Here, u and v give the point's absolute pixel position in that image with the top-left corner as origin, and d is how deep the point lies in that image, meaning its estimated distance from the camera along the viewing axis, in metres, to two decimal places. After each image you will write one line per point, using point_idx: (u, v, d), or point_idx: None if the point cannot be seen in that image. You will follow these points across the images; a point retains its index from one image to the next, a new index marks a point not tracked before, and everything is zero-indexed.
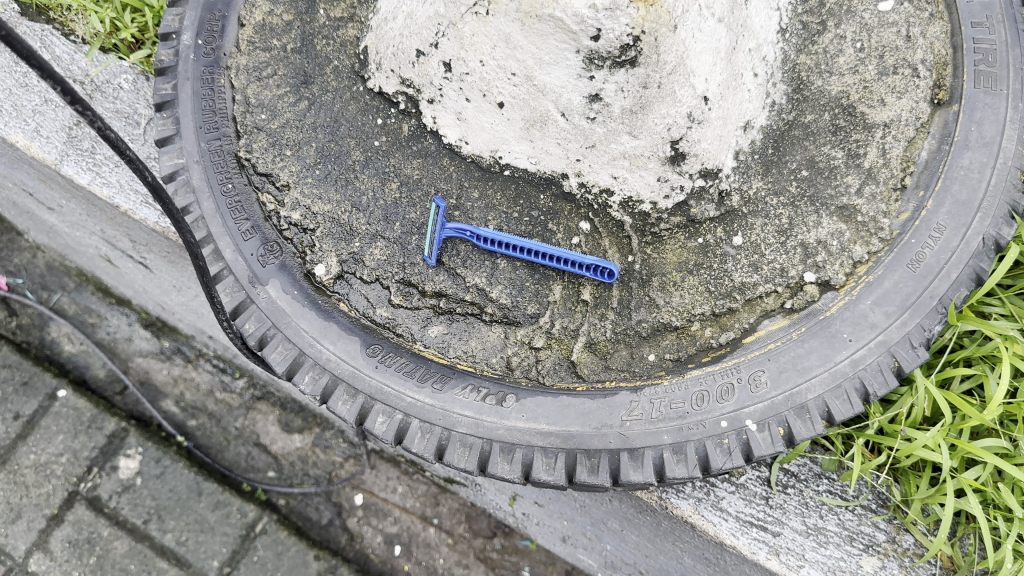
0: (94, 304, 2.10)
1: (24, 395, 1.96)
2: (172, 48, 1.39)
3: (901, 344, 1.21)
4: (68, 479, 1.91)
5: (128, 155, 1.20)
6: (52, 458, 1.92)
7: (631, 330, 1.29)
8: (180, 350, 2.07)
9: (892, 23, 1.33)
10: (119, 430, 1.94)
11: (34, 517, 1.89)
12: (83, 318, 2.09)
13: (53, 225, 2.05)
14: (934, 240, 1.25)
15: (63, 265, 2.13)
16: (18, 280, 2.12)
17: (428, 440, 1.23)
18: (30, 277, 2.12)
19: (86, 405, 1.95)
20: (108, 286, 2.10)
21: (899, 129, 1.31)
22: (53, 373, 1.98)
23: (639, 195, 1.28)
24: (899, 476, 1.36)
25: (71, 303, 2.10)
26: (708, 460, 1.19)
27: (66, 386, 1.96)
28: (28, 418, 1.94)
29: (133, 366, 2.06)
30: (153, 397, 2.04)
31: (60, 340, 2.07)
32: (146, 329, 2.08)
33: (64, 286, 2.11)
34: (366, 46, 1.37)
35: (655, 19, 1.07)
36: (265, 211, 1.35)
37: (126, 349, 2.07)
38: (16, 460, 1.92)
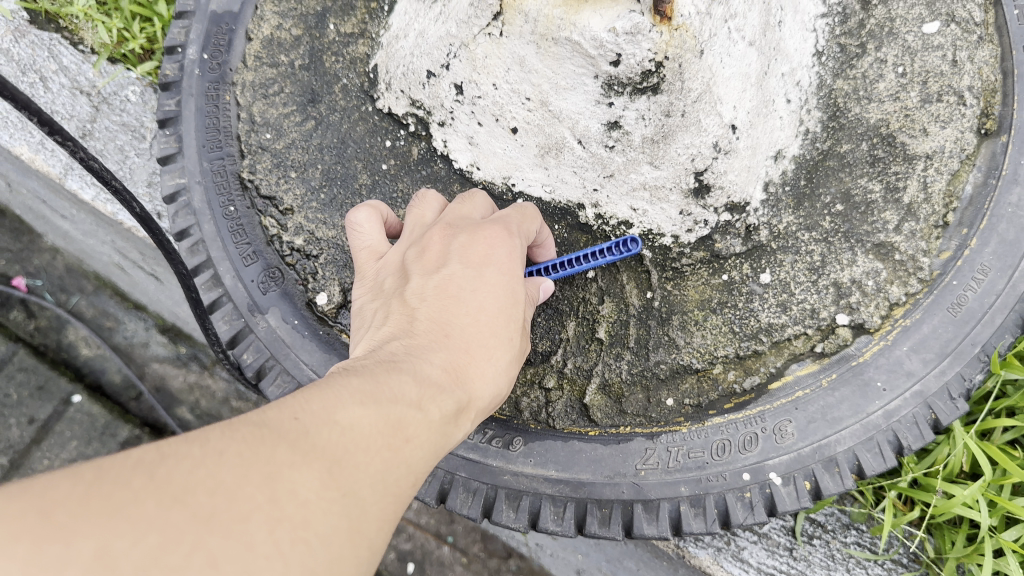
0: (112, 308, 1.96)
1: (38, 399, 1.90)
2: (177, 62, 1.33)
3: (939, 395, 1.12)
4: None
5: (114, 185, 1.32)
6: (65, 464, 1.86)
7: (648, 372, 1.21)
8: (197, 357, 1.93)
9: (937, 46, 1.23)
10: (133, 438, 1.88)
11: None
12: (100, 322, 1.95)
13: (69, 232, 1.94)
14: (977, 283, 1.16)
15: (82, 268, 1.96)
16: (37, 282, 1.96)
17: (429, 484, 1.18)
18: (49, 279, 1.96)
19: (99, 411, 1.90)
20: (126, 290, 1.95)
21: (943, 161, 1.20)
22: (68, 377, 1.92)
23: (660, 228, 1.22)
24: (933, 530, 1.26)
25: (88, 306, 1.96)
26: (729, 515, 1.11)
27: (81, 392, 1.91)
28: (43, 423, 1.88)
29: (149, 371, 1.94)
30: (167, 404, 1.93)
31: (77, 343, 1.95)
32: (164, 334, 1.95)
33: (82, 288, 1.96)
34: (375, 65, 1.33)
35: (679, 44, 0.99)
36: (267, 235, 1.29)
37: (142, 354, 1.95)
38: (30, 465, 1.86)
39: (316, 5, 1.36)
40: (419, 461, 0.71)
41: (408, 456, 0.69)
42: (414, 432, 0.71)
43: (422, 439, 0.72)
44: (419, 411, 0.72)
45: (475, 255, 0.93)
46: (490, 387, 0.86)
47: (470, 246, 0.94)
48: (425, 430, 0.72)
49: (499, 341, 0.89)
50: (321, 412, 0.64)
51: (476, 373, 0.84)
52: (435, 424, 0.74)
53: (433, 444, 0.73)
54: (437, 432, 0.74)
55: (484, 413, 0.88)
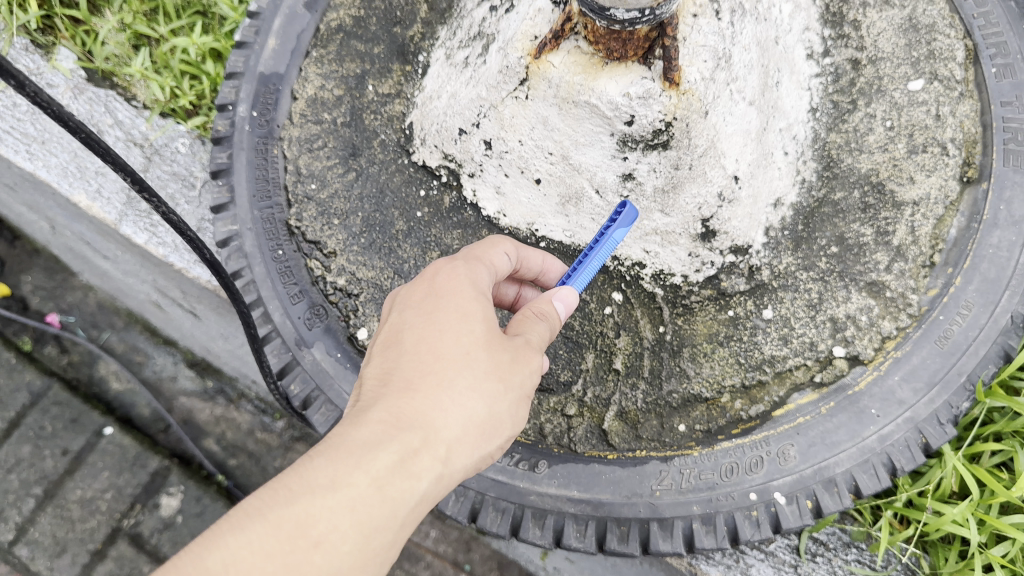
0: (141, 343, 2.13)
1: (71, 431, 1.97)
2: (228, 118, 1.47)
3: (929, 420, 1.24)
4: (112, 515, 1.91)
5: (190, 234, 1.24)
6: (97, 493, 1.92)
7: (662, 401, 1.31)
8: (223, 390, 2.09)
9: (922, 102, 1.36)
10: (162, 469, 1.93)
11: (79, 552, 1.89)
12: (130, 356, 2.12)
13: (107, 271, 2.08)
14: (962, 317, 1.27)
15: (113, 305, 2.16)
16: (70, 318, 2.15)
17: (462, 503, 1.29)
18: (82, 315, 2.16)
19: (131, 441, 1.95)
20: (156, 326, 2.13)
21: (928, 207, 1.33)
22: (100, 411, 1.99)
23: (671, 268, 1.33)
24: (928, 548, 1.37)
25: (118, 341, 2.14)
26: (737, 531, 1.22)
27: (113, 423, 1.97)
28: (76, 454, 1.95)
29: (177, 405, 2.07)
30: (195, 436, 2.04)
31: (108, 377, 2.09)
32: (191, 369, 2.11)
33: (112, 325, 2.15)
34: (410, 122, 1.47)
35: (687, 107, 1.14)
36: (312, 276, 1.41)
37: (170, 388, 2.09)
38: (63, 495, 1.93)
39: (356, 68, 1.49)
40: (348, 543, 0.79)
41: (320, 547, 0.77)
42: (325, 522, 0.78)
43: (341, 522, 0.78)
44: (331, 497, 0.78)
45: (416, 294, 0.95)
46: (452, 420, 0.86)
47: (412, 288, 0.97)
48: (347, 508, 0.78)
49: (454, 371, 0.88)
50: (199, 557, 0.74)
51: (421, 418, 0.85)
52: (356, 500, 0.79)
53: (361, 517, 0.79)
54: (363, 505, 0.79)
55: (472, 440, 0.87)
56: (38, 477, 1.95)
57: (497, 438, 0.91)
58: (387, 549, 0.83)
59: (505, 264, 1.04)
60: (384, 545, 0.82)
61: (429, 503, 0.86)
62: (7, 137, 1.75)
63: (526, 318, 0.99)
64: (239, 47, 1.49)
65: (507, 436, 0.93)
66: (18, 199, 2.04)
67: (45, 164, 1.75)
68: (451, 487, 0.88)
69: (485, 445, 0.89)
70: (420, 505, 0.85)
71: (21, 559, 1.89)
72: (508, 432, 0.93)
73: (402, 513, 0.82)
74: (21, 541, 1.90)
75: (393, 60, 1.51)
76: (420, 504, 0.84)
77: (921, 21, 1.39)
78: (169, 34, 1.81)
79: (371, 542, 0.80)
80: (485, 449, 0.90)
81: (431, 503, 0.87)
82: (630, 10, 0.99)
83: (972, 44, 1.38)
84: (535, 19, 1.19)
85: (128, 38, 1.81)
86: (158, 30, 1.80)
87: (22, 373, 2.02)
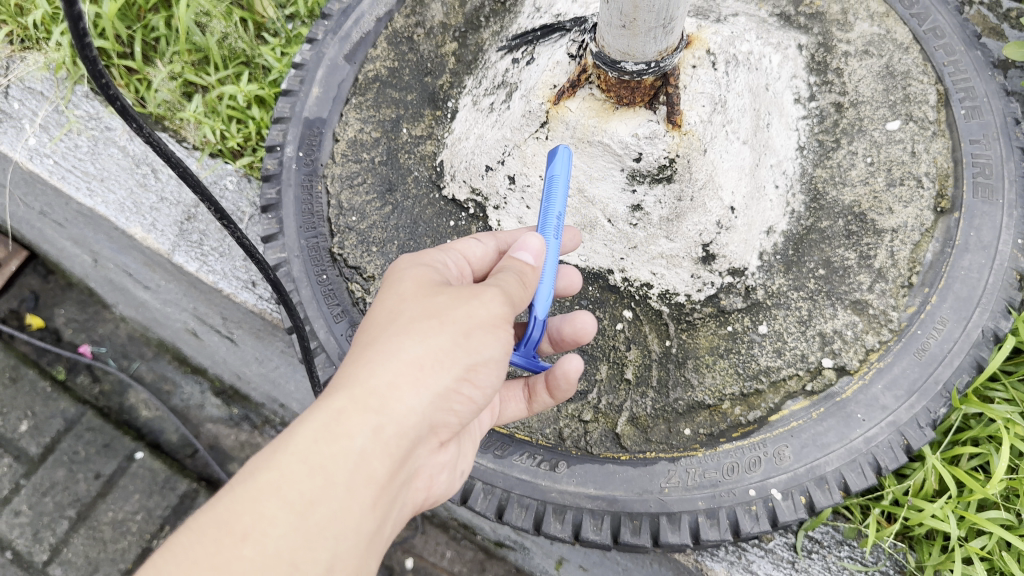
0: (170, 372, 2.21)
1: (104, 456, 2.08)
2: (276, 158, 1.63)
3: (910, 424, 1.37)
4: (142, 536, 2.00)
5: (258, 257, 1.37)
6: (128, 515, 2.02)
7: (669, 407, 1.45)
8: (248, 416, 2.15)
9: (899, 140, 1.52)
10: (190, 491, 2.04)
11: (110, 571, 1.98)
12: (159, 385, 2.20)
13: (146, 301, 2.17)
14: (938, 331, 1.41)
15: (144, 336, 2.24)
16: (101, 348, 2.23)
17: (490, 500, 1.43)
18: (113, 346, 2.24)
19: (161, 467, 2.06)
20: (185, 356, 2.20)
21: (906, 234, 1.48)
22: (131, 437, 2.10)
23: (675, 288, 1.49)
24: (914, 544, 1.51)
25: (148, 370, 2.21)
26: (739, 524, 1.35)
27: (143, 448, 2.08)
28: (108, 478, 2.06)
29: (204, 431, 2.15)
30: (221, 461, 2.11)
31: (138, 406, 2.17)
32: (217, 397, 2.17)
33: (143, 355, 2.23)
34: (441, 160, 1.65)
35: (687, 145, 1.35)
36: (353, 298, 1.56)
37: (198, 415, 2.16)
38: (96, 517, 2.02)
39: (391, 113, 1.67)
40: (284, 521, 0.84)
41: (254, 535, 0.82)
42: (252, 512, 0.83)
43: (269, 505, 0.83)
44: (254, 484, 0.84)
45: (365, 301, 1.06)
46: (378, 374, 0.91)
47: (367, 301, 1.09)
48: (273, 489, 0.84)
49: (381, 334, 0.95)
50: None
51: (345, 384, 0.91)
52: (280, 478, 0.84)
53: (288, 495, 0.84)
54: (290, 480, 0.85)
55: (408, 383, 0.91)
56: (71, 500, 2.04)
57: (449, 371, 0.94)
58: (342, 516, 0.87)
59: (475, 250, 1.23)
60: (332, 513, 0.86)
61: (382, 458, 0.90)
62: (69, 175, 1.92)
63: (492, 274, 1.06)
64: (285, 94, 1.66)
65: (468, 368, 0.96)
66: (63, 233, 2.17)
67: (103, 200, 1.91)
68: (406, 438, 0.91)
69: (432, 383, 0.93)
70: (365, 462, 0.88)
71: None
72: (464, 365, 0.95)
73: (340, 474, 0.86)
74: (55, 561, 1.99)
75: (425, 106, 1.69)
76: (365, 461, 0.88)
77: (897, 68, 1.56)
78: (216, 82, 1.99)
79: (312, 513, 0.85)
80: (435, 389, 0.93)
81: (386, 458, 0.90)
82: (639, 63, 1.20)
83: (943, 89, 1.54)
84: (553, 71, 1.40)
85: (179, 86, 1.98)
86: (207, 78, 1.98)
87: (57, 401, 2.14)
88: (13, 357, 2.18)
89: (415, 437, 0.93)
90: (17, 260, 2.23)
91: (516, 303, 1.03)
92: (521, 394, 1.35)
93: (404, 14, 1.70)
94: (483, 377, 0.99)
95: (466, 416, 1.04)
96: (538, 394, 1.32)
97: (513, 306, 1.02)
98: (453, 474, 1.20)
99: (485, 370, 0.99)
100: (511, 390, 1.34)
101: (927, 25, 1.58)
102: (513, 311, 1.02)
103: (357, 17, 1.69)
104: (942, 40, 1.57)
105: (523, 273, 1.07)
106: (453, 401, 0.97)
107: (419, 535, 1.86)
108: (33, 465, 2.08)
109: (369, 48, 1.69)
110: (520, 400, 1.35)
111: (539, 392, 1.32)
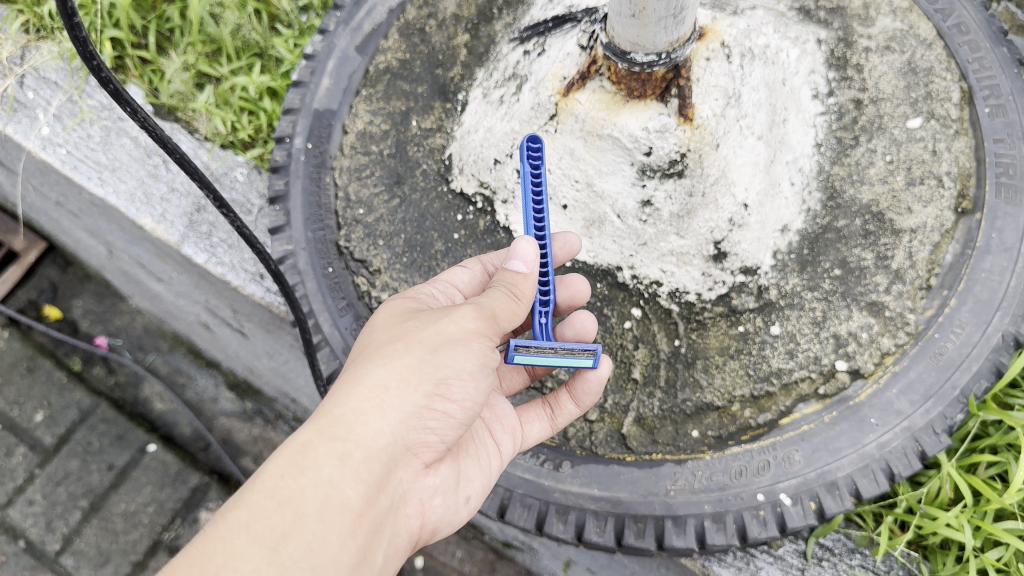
0: (185, 366, 2.20)
1: (117, 447, 2.07)
2: (285, 149, 1.62)
3: (925, 430, 1.33)
4: (153, 528, 2.00)
5: (258, 245, 1.47)
6: (140, 507, 2.01)
7: (676, 408, 1.42)
8: (261, 412, 2.14)
9: (919, 138, 1.48)
10: (202, 484, 2.03)
11: (121, 563, 1.97)
12: (173, 378, 2.19)
13: (159, 294, 2.15)
14: (956, 335, 1.36)
15: (159, 329, 2.24)
16: (117, 341, 2.23)
17: (492, 499, 1.42)
18: (128, 338, 2.24)
19: (173, 459, 2.06)
20: (200, 349, 2.20)
21: (925, 235, 1.43)
22: (144, 428, 2.10)
23: (685, 287, 1.45)
24: (928, 554, 1.48)
25: (163, 363, 2.21)
26: (746, 529, 1.32)
27: (156, 441, 2.07)
28: (120, 469, 2.05)
29: (216, 425, 2.14)
30: (233, 454, 2.10)
31: (152, 398, 2.17)
32: (231, 391, 2.17)
33: (158, 348, 2.23)
34: (451, 153, 1.61)
35: (699, 139, 1.32)
36: (359, 291, 1.55)
37: (211, 409, 2.16)
38: (108, 508, 2.02)
39: (401, 105, 1.65)
40: (255, 553, 0.88)
41: (225, 571, 0.86)
42: (222, 550, 0.88)
43: (238, 542, 0.88)
44: (225, 525, 0.90)
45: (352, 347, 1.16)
46: (344, 404, 0.98)
47: None
48: (243, 527, 0.90)
49: (352, 370, 1.04)
50: None
51: (314, 420, 0.98)
52: (248, 517, 0.90)
53: (257, 529, 0.89)
54: (260, 516, 0.90)
55: (374, 407, 0.98)
56: (84, 490, 2.04)
57: (415, 390, 0.99)
58: (316, 546, 0.90)
59: (462, 278, 1.29)
60: (305, 542, 0.90)
61: (353, 484, 0.95)
62: (81, 165, 1.92)
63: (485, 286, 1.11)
64: (295, 85, 1.65)
65: (438, 383, 1.00)
66: (79, 224, 2.15)
67: (114, 189, 1.91)
68: (375, 460, 0.97)
69: (399, 404, 0.98)
70: (334, 490, 0.93)
71: (66, 569, 1.98)
72: (433, 380, 1.00)
73: (309, 504, 0.92)
74: (68, 550, 1.99)
75: (435, 98, 1.65)
76: (335, 489, 0.93)
77: (919, 65, 1.52)
78: (229, 73, 1.98)
79: (285, 545, 0.89)
80: (403, 410, 0.99)
81: (357, 483, 0.95)
82: (649, 54, 1.17)
83: (967, 87, 1.50)
84: (563, 63, 1.39)
85: (192, 77, 1.97)
86: (219, 70, 1.97)
87: (72, 392, 2.14)
88: (30, 347, 2.19)
89: (386, 458, 0.98)
90: (35, 251, 2.24)
91: (500, 318, 1.06)
92: (543, 413, 1.34)
93: (416, 5, 1.69)
94: (461, 391, 1.02)
95: (450, 437, 1.07)
96: (561, 403, 1.34)
97: (488, 317, 1.05)
98: (459, 501, 1.16)
99: (464, 384, 1.02)
100: (532, 412, 1.34)
101: (952, 21, 1.53)
102: (490, 322, 1.05)
103: (369, 9, 1.68)
104: (967, 36, 1.52)
105: (512, 280, 1.09)
106: (428, 420, 1.01)
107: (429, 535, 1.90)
108: (48, 455, 2.08)
109: (380, 40, 1.68)
110: (543, 417, 1.34)
111: (562, 400, 1.34)
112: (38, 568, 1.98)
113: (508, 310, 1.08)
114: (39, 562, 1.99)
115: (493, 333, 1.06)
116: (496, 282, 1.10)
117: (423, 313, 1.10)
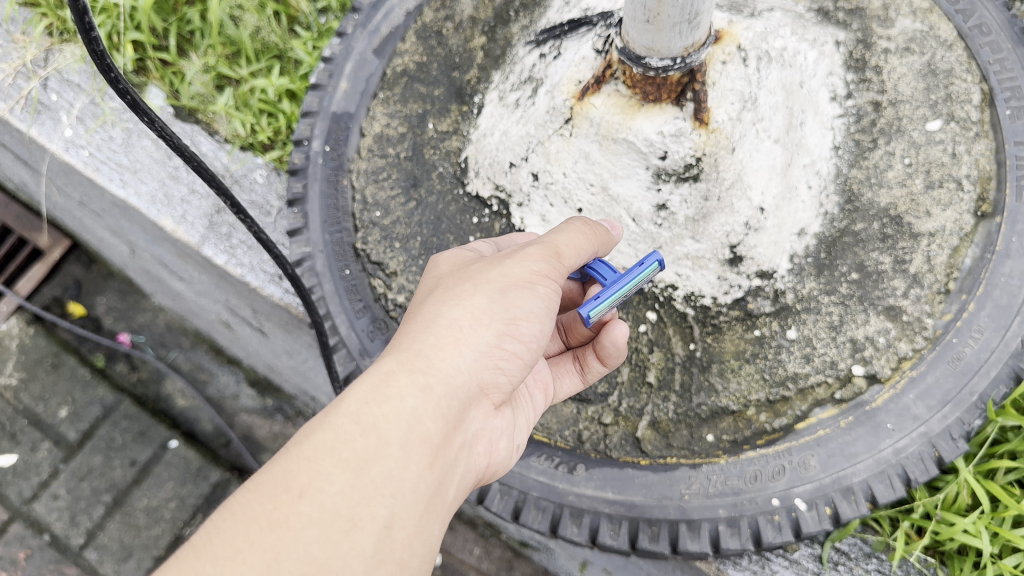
0: (206, 363, 2.25)
1: (140, 443, 2.10)
2: (303, 152, 1.64)
3: (942, 435, 1.32)
4: (175, 523, 2.02)
5: (274, 250, 1.55)
6: (162, 502, 2.04)
7: (691, 412, 1.42)
8: (282, 408, 2.18)
9: (939, 141, 1.46)
10: (223, 480, 2.06)
11: (144, 557, 2.00)
12: (195, 374, 2.23)
13: (181, 292, 2.16)
14: (974, 340, 1.35)
15: (181, 326, 2.29)
16: (140, 337, 2.27)
17: (506, 501, 1.43)
18: (151, 335, 2.28)
19: (194, 455, 2.08)
20: (221, 346, 2.24)
21: (943, 238, 1.42)
22: (166, 425, 2.13)
23: (700, 291, 1.46)
24: (945, 559, 1.49)
25: (185, 360, 2.25)
26: (761, 533, 1.32)
27: (178, 437, 2.10)
28: (143, 465, 2.08)
29: (238, 421, 2.17)
30: (254, 451, 2.13)
31: (174, 395, 2.20)
32: (252, 388, 2.21)
33: (180, 344, 2.27)
34: (466, 156, 1.62)
35: (715, 143, 1.32)
36: (376, 293, 1.56)
37: (232, 405, 2.19)
38: (131, 503, 2.05)
39: (418, 108, 1.66)
40: (340, 477, 0.89)
41: (311, 492, 0.88)
42: (308, 471, 0.89)
43: (323, 464, 0.89)
44: (309, 447, 0.91)
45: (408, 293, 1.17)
46: (422, 340, 1.00)
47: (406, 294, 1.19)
48: (327, 451, 0.90)
49: (422, 309, 1.05)
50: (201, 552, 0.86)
51: (394, 354, 0.99)
52: (332, 440, 0.91)
53: (342, 453, 0.90)
54: (343, 440, 0.91)
55: (451, 343, 1.00)
56: (107, 485, 2.07)
57: (488, 328, 1.01)
58: (398, 475, 0.92)
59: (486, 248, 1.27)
60: (388, 470, 0.91)
61: (433, 417, 0.96)
62: (103, 167, 1.94)
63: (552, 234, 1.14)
64: (313, 88, 1.66)
65: (509, 322, 1.03)
66: (102, 224, 2.14)
67: (135, 191, 1.93)
68: (455, 395, 0.98)
69: (473, 341, 1.00)
70: (416, 422, 0.94)
71: (90, 563, 2.00)
72: (504, 320, 1.02)
73: (393, 433, 0.92)
74: (91, 545, 2.01)
75: (452, 101, 1.66)
76: (416, 420, 0.94)
77: (939, 66, 1.50)
78: (249, 75, 2.00)
79: (368, 470, 0.90)
80: (479, 347, 1.01)
81: (437, 416, 0.96)
82: (664, 58, 1.17)
83: (987, 88, 1.48)
84: (579, 66, 1.39)
85: (212, 79, 1.99)
86: (239, 71, 1.99)
87: (95, 388, 2.17)
88: (55, 344, 2.22)
89: (463, 394, 1.00)
90: (59, 249, 2.28)
91: (563, 263, 1.10)
92: (574, 367, 1.40)
93: (434, 8, 1.69)
94: (528, 332, 1.05)
95: (519, 377, 1.09)
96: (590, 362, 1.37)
97: (555, 258, 1.08)
98: (512, 445, 1.19)
99: (532, 324, 1.05)
100: (563, 367, 1.40)
101: (973, 22, 1.52)
102: (555, 262, 1.08)
103: (386, 11, 1.69)
104: (988, 37, 1.50)
105: (590, 224, 1.18)
106: (499, 360, 1.03)
107: (446, 533, 1.93)
108: (72, 450, 2.11)
109: (397, 43, 1.68)
110: (575, 373, 1.39)
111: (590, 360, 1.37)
112: (62, 562, 2.01)
113: (574, 245, 1.12)
114: (63, 556, 2.01)
115: (556, 277, 1.09)
116: (568, 224, 1.16)
117: (489, 258, 1.12)
